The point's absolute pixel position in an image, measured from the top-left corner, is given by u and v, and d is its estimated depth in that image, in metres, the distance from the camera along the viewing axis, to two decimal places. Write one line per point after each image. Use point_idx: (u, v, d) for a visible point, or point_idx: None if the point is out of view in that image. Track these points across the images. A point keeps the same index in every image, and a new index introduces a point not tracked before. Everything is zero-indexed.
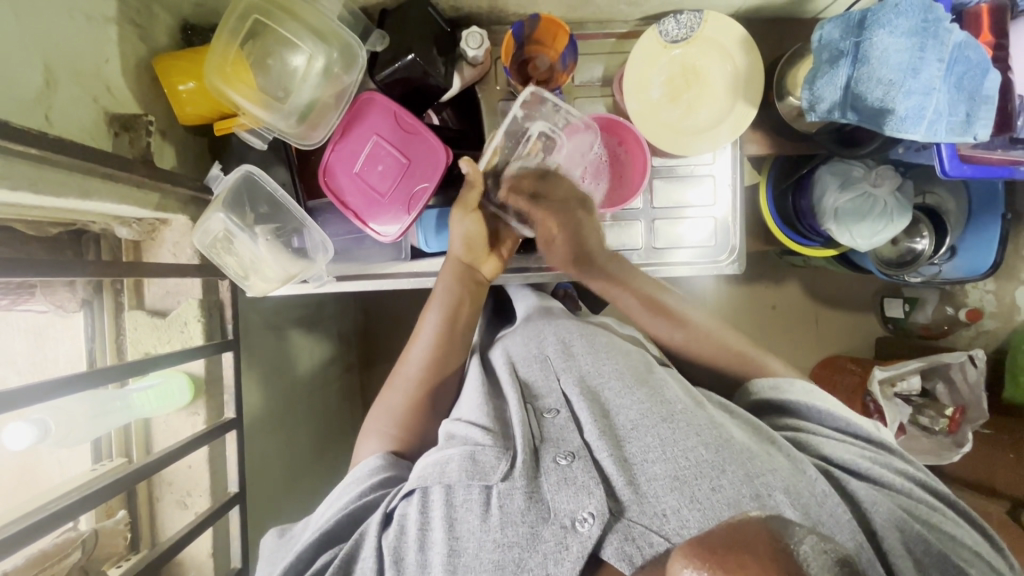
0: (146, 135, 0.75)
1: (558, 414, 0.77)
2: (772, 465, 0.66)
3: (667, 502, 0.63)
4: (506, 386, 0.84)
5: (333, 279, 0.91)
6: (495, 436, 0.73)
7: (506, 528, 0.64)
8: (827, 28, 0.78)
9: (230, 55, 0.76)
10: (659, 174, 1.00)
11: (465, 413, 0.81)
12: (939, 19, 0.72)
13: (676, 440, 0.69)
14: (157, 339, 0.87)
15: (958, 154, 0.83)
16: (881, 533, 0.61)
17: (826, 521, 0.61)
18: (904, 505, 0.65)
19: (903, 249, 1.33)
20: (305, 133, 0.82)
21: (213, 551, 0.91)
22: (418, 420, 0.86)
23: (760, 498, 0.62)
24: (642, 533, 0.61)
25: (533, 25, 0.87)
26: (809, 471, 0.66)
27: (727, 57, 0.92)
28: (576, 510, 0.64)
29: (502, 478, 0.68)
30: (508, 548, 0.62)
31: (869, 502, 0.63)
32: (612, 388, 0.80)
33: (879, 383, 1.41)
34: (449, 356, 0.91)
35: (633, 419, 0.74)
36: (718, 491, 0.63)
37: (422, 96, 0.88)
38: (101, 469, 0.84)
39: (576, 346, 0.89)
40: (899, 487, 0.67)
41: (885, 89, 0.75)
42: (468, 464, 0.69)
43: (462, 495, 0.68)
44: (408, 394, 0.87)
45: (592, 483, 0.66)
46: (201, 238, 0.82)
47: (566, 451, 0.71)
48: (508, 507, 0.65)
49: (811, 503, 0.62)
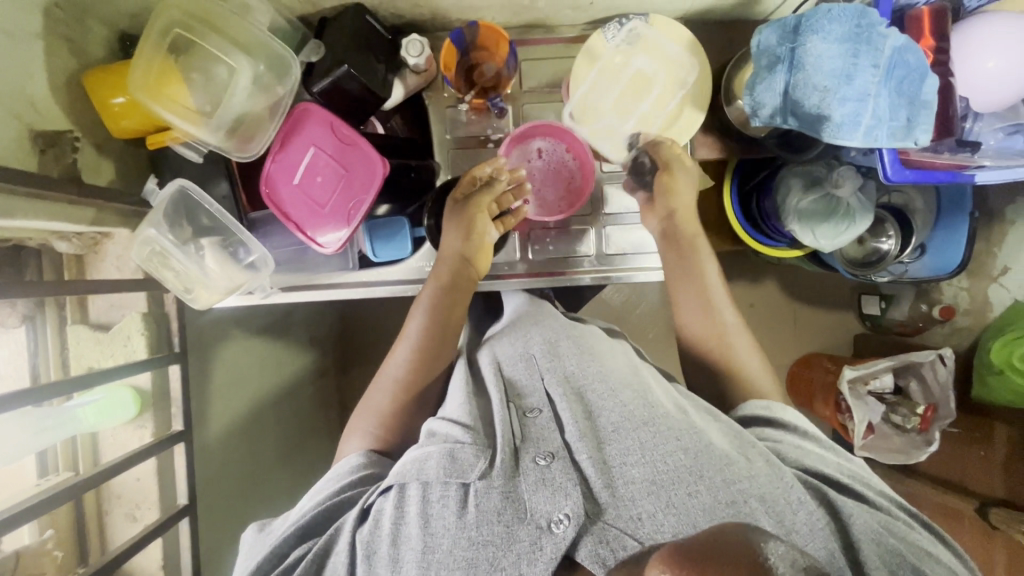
0: (71, 152, 0.75)
1: (540, 415, 0.75)
2: (751, 472, 0.63)
3: (643, 506, 0.61)
4: (490, 385, 0.83)
5: (277, 290, 0.92)
6: (475, 433, 0.72)
7: (481, 527, 0.62)
8: (765, 33, 0.77)
9: (153, 67, 0.75)
10: (610, 181, 0.99)
11: (448, 412, 0.80)
12: (874, 23, 0.72)
13: (656, 443, 0.67)
14: (101, 354, 0.87)
15: (900, 157, 0.80)
16: (858, 543, 0.59)
17: (799, 530, 0.59)
18: (883, 521, 0.63)
19: (869, 249, 1.31)
20: (239, 146, 0.81)
21: (163, 565, 0.91)
22: (405, 420, 0.84)
23: (736, 504, 0.60)
24: (616, 536, 0.59)
25: (472, 32, 0.87)
26: (787, 478, 0.63)
27: (673, 59, 0.91)
28: (552, 511, 0.62)
29: (480, 476, 0.67)
30: (481, 547, 0.61)
31: (849, 512, 0.62)
32: (597, 390, 0.78)
33: (848, 383, 1.42)
34: (431, 360, 0.87)
35: (615, 421, 0.72)
36: (694, 496, 0.60)
37: (361, 107, 0.87)
38: (45, 484, 0.83)
39: (563, 346, 0.86)
40: (878, 503, 0.65)
41: (821, 96, 0.73)
42: (447, 462, 0.68)
43: (439, 491, 0.66)
44: (390, 395, 0.85)
45: (570, 486, 0.63)
46: (138, 253, 0.81)
47: (546, 451, 0.69)
48: (484, 506, 0.64)
49: (786, 511, 0.60)
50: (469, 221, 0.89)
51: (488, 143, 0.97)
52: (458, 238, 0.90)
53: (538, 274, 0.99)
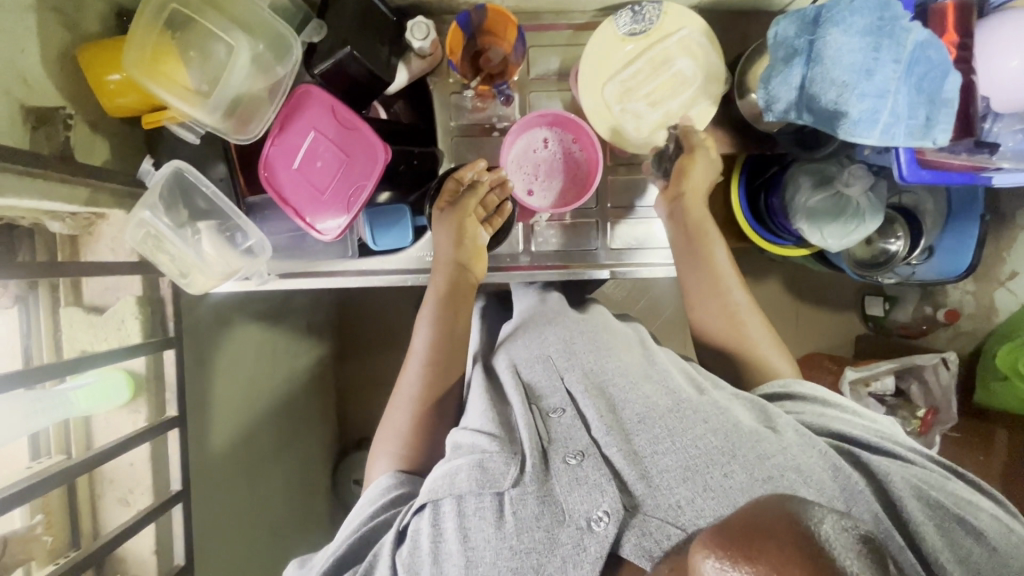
0: (63, 129, 0.71)
1: (564, 414, 0.73)
2: (783, 444, 0.62)
3: (680, 493, 0.60)
4: (509, 392, 0.80)
5: (274, 277, 0.90)
6: (502, 441, 0.70)
7: (521, 534, 0.60)
8: (783, 24, 0.75)
9: (148, 44, 0.72)
10: (616, 173, 0.97)
11: (469, 422, 0.77)
12: (896, 17, 0.69)
13: (685, 429, 0.66)
14: (94, 336, 0.86)
15: (918, 157, 0.79)
16: (901, 501, 0.58)
17: (840, 496, 0.58)
18: (919, 475, 0.62)
19: (877, 250, 1.29)
20: (238, 127, 0.79)
21: (156, 550, 0.90)
22: (426, 437, 0.80)
23: (773, 480, 0.59)
24: (658, 526, 0.58)
25: (479, 16, 0.84)
26: (819, 445, 0.63)
27: (687, 49, 0.88)
28: (591, 510, 0.60)
29: (514, 483, 0.65)
30: (525, 554, 0.59)
31: (885, 472, 0.61)
32: (618, 385, 0.76)
33: (849, 383, 1.41)
34: (446, 368, 0.84)
35: (640, 412, 0.71)
36: (730, 477, 0.59)
37: (366, 91, 0.85)
38: (37, 467, 0.82)
39: (578, 343, 0.84)
40: (913, 458, 0.64)
41: (838, 91, 0.71)
42: (478, 472, 0.66)
43: (474, 503, 0.64)
44: (411, 412, 0.81)
45: (604, 481, 0.62)
46: (132, 235, 0.79)
47: (575, 450, 0.67)
48: (521, 513, 0.62)
49: (828, 484, 0.59)
50: (461, 225, 0.86)
51: (493, 131, 0.95)
52: (451, 244, 0.87)
53: (540, 267, 0.97)
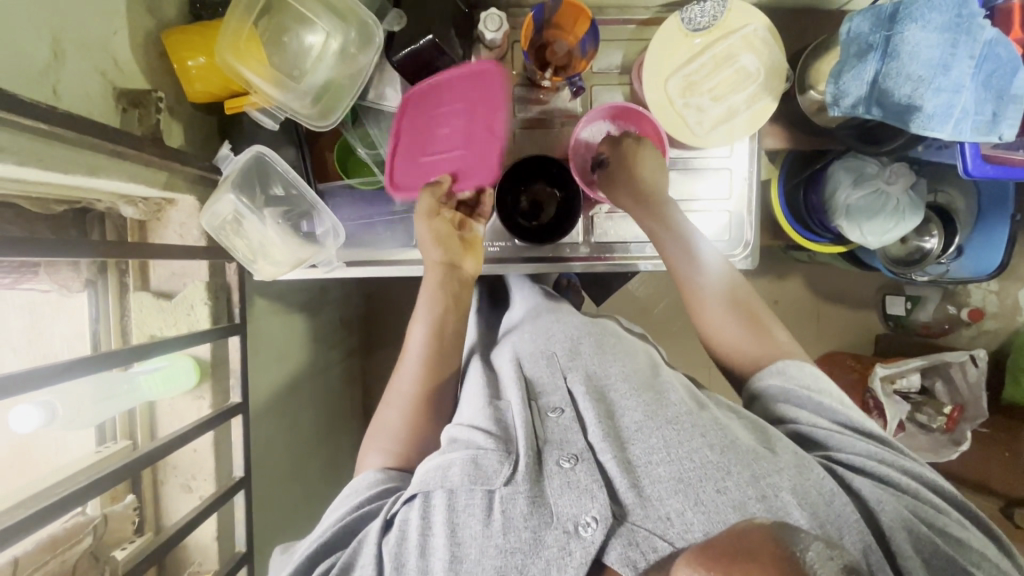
0: (155, 113, 0.72)
1: (562, 414, 0.73)
2: (778, 465, 0.63)
3: (671, 505, 0.61)
4: (509, 384, 0.78)
5: (342, 264, 0.90)
6: (498, 439, 0.69)
7: (508, 533, 0.61)
8: (856, 20, 0.77)
9: (243, 32, 0.75)
10: (675, 166, 0.98)
11: (467, 416, 0.76)
12: (973, 14, 0.71)
13: (682, 441, 0.67)
14: (163, 322, 0.86)
15: (981, 154, 0.82)
16: (889, 534, 0.61)
17: (833, 521, 0.60)
18: (910, 506, 0.63)
19: (912, 248, 1.29)
20: (321, 114, 0.80)
21: (217, 535, 0.91)
22: (419, 435, 0.80)
23: (766, 500, 0.60)
24: (646, 537, 0.59)
25: (554, 9, 0.85)
26: (817, 470, 0.64)
27: (749, 44, 0.90)
28: (579, 514, 0.61)
29: (506, 483, 0.65)
30: (511, 554, 0.60)
31: (874, 501, 0.63)
32: (619, 391, 0.75)
33: (879, 380, 1.39)
34: (436, 369, 0.83)
35: (638, 420, 0.71)
36: (722, 493, 0.61)
37: (440, 82, 0.85)
38: (106, 452, 0.82)
39: (585, 346, 0.83)
40: (904, 486, 0.65)
41: (914, 86, 0.73)
42: (471, 468, 0.66)
43: (465, 499, 0.65)
44: (404, 410, 0.80)
45: (595, 486, 0.63)
46: (210, 220, 0.81)
47: (570, 453, 0.67)
48: (511, 513, 0.62)
49: (820, 504, 0.61)
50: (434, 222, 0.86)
51: (553, 124, 0.96)
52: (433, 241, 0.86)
53: (597, 258, 0.97)
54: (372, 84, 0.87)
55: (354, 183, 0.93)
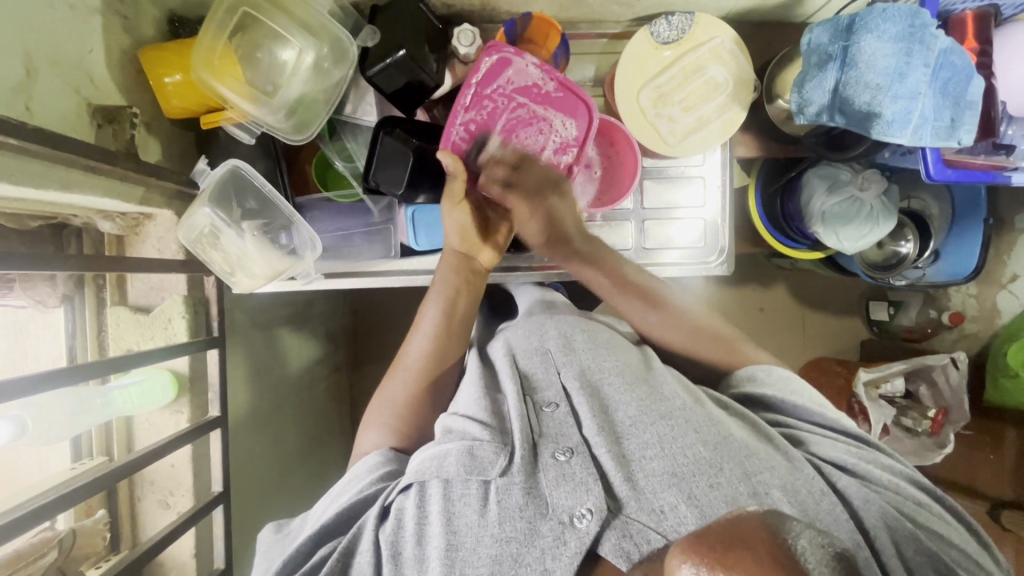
0: (130, 128, 0.74)
1: (557, 409, 0.73)
2: (770, 463, 0.64)
3: (664, 498, 0.60)
4: (504, 379, 0.80)
5: (320, 275, 0.90)
6: (494, 431, 0.69)
7: (504, 524, 0.61)
8: (816, 32, 0.80)
9: (217, 48, 0.77)
10: (649, 175, 0.99)
11: (460, 406, 0.77)
12: (925, 25, 0.74)
13: (675, 436, 0.66)
14: (140, 336, 0.86)
15: (943, 157, 0.82)
16: (873, 530, 0.60)
17: (823, 518, 0.59)
18: (896, 503, 0.63)
19: (889, 252, 1.30)
20: (294, 129, 0.83)
21: (195, 552, 0.90)
22: (413, 427, 0.81)
23: (758, 496, 0.60)
24: (639, 529, 0.58)
25: (525, 24, 0.87)
26: (806, 470, 0.64)
27: (715, 56, 0.92)
28: (574, 506, 0.61)
29: (501, 474, 0.65)
30: (506, 543, 0.60)
31: (860, 501, 0.62)
32: (613, 384, 0.76)
33: (863, 384, 1.37)
34: (445, 351, 0.86)
35: (632, 415, 0.71)
36: (716, 488, 0.60)
37: (415, 96, 0.86)
38: (80, 467, 0.82)
39: (577, 341, 0.84)
40: (891, 483, 0.65)
41: (872, 93, 0.75)
42: (466, 459, 0.66)
43: (460, 489, 0.65)
44: (411, 385, 0.83)
45: (590, 480, 0.63)
46: (186, 233, 0.81)
47: (565, 446, 0.67)
48: (506, 504, 0.62)
49: (809, 501, 0.60)
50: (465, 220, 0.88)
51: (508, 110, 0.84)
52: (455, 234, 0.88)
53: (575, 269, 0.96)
54: (348, 99, 0.90)
55: (333, 197, 0.96)
